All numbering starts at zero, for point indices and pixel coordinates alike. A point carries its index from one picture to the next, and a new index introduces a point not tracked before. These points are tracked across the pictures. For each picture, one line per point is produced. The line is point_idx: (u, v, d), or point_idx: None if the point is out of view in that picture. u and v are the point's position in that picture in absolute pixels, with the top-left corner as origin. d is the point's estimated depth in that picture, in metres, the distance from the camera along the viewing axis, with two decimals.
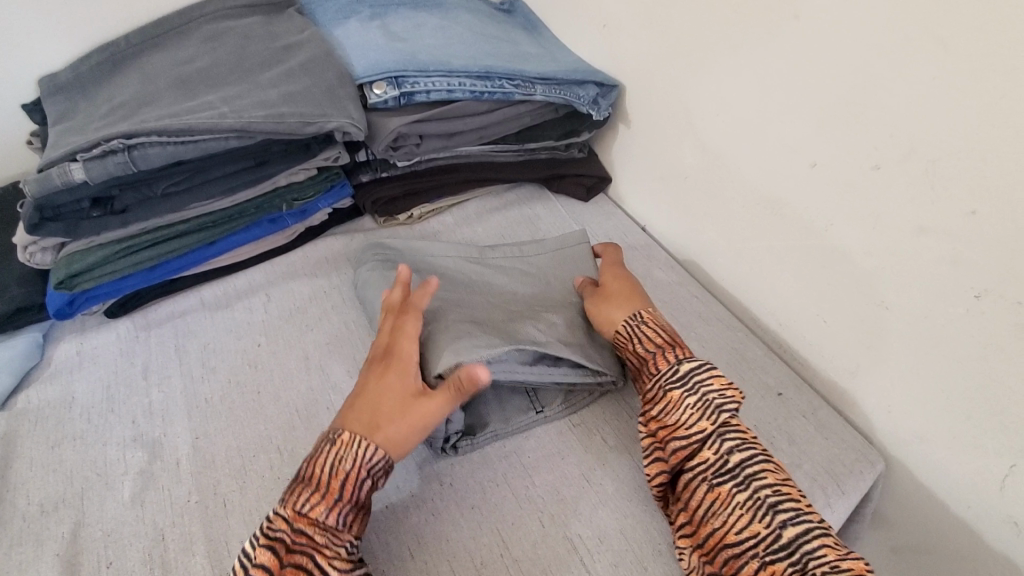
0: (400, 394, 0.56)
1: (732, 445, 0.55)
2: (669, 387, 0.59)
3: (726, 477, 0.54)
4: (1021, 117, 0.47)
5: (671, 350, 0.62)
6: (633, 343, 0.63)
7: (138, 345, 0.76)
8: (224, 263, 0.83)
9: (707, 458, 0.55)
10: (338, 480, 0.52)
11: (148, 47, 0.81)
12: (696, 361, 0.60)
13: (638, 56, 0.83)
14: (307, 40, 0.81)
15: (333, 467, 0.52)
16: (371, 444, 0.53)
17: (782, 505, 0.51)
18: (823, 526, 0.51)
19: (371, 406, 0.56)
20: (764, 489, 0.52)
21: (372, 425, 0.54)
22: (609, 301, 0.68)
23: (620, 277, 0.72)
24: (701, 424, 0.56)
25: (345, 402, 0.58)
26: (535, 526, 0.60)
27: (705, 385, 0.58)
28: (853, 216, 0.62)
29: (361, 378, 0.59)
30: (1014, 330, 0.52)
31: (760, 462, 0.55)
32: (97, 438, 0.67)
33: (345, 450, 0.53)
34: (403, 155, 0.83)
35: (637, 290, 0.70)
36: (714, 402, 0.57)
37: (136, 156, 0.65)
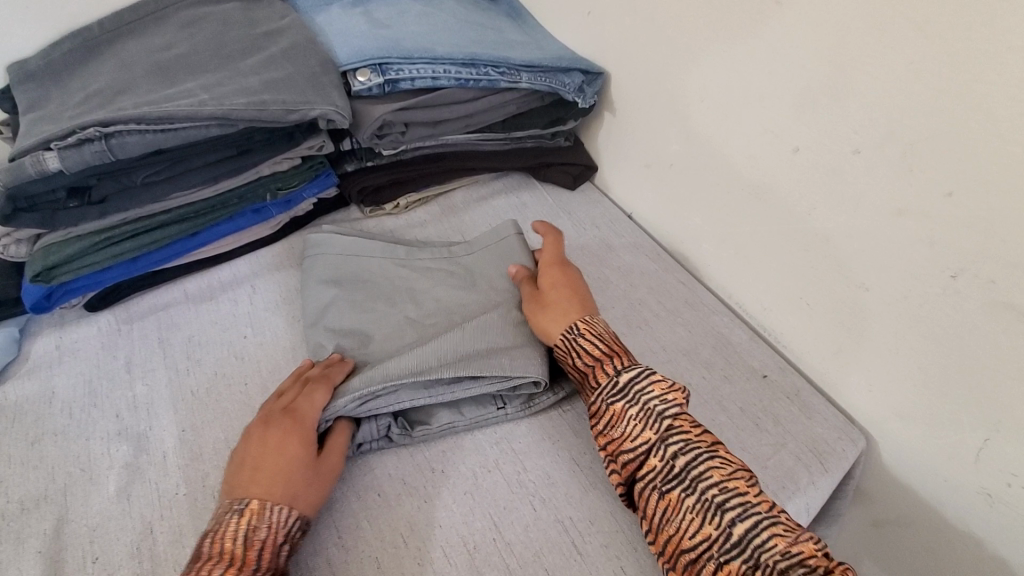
0: (308, 459, 0.56)
1: (676, 449, 0.55)
2: (610, 401, 0.59)
3: (674, 483, 0.54)
4: (995, 100, 0.49)
5: (610, 362, 0.61)
6: (572, 357, 0.63)
7: (120, 339, 0.74)
8: (207, 255, 0.82)
9: (654, 465, 0.55)
10: (254, 551, 0.49)
11: (123, 34, 0.79)
12: (634, 370, 0.60)
13: (622, 43, 0.83)
14: (288, 27, 0.80)
15: (246, 539, 0.50)
16: (283, 511, 0.52)
17: (729, 503, 0.51)
18: (772, 516, 0.51)
19: (274, 471, 0.54)
20: (710, 489, 0.52)
21: (280, 491, 0.53)
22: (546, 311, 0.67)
23: (556, 280, 0.70)
24: (645, 434, 0.56)
25: (238, 468, 0.55)
26: (527, 510, 0.61)
27: (645, 394, 0.58)
28: (834, 200, 0.63)
29: (254, 441, 0.56)
30: (988, 308, 0.54)
31: (706, 461, 0.54)
32: (79, 433, 0.65)
33: (256, 519, 0.51)
34: (388, 143, 0.82)
35: (575, 294, 0.69)
36: (656, 409, 0.57)
37: (114, 144, 0.64)
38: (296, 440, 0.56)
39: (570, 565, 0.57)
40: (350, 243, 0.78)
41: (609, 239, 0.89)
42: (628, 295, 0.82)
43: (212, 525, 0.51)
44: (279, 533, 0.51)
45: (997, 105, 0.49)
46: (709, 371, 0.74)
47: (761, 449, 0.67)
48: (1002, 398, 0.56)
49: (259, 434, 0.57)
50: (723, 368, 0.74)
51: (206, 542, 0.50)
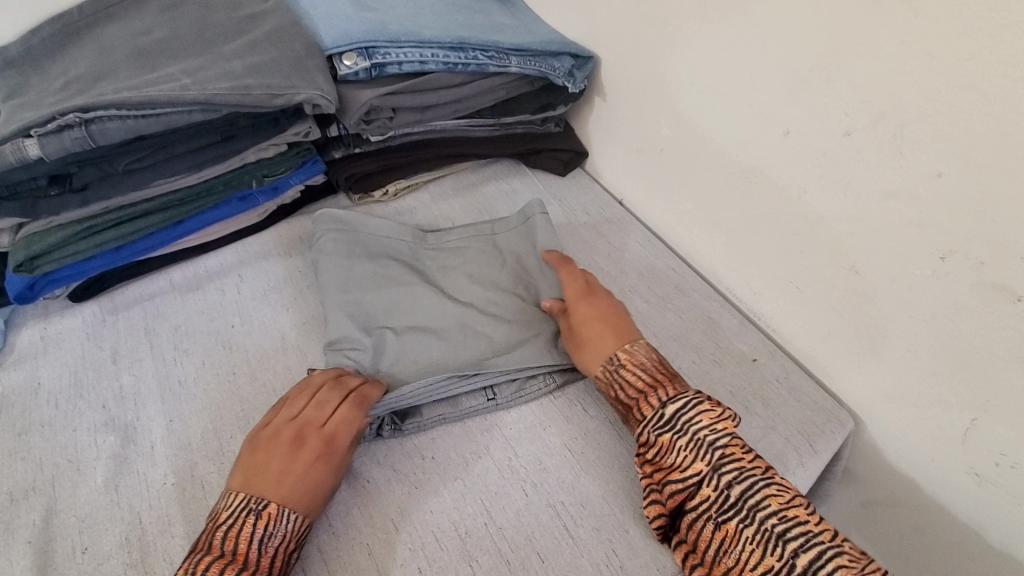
0: (331, 474, 0.56)
1: (731, 478, 0.54)
2: (658, 433, 0.58)
3: (730, 513, 0.53)
4: (986, 78, 0.48)
5: (654, 393, 0.60)
6: (615, 390, 0.62)
7: (105, 329, 0.73)
8: (192, 244, 0.81)
9: (708, 495, 0.54)
10: (267, 557, 0.50)
11: (102, 18, 0.77)
12: (680, 401, 0.58)
13: (613, 26, 0.82)
14: (272, 10, 0.78)
15: (260, 545, 0.50)
16: (302, 522, 0.53)
17: (791, 533, 0.51)
18: (835, 545, 0.50)
19: (292, 478, 0.54)
20: (770, 518, 0.51)
21: (300, 504, 0.53)
22: (581, 349, 0.66)
23: (588, 306, 0.68)
24: (696, 466, 0.55)
25: (257, 467, 0.55)
26: (519, 495, 0.61)
27: (694, 424, 0.57)
28: (825, 182, 0.63)
29: (279, 443, 0.56)
30: (977, 289, 0.54)
31: (762, 489, 0.53)
32: (66, 424, 0.65)
33: (272, 524, 0.51)
34: (375, 129, 0.81)
35: (611, 322, 0.67)
36: (706, 440, 0.56)
37: (94, 130, 0.62)
38: (320, 450, 0.56)
39: (562, 548, 0.57)
40: (368, 220, 0.77)
41: (599, 224, 0.89)
42: (619, 280, 0.82)
43: (227, 520, 0.51)
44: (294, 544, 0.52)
45: (989, 84, 0.48)
46: (700, 356, 0.74)
47: (751, 431, 0.67)
48: (990, 379, 0.56)
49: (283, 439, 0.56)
50: (713, 353, 0.74)
51: (221, 535, 0.50)
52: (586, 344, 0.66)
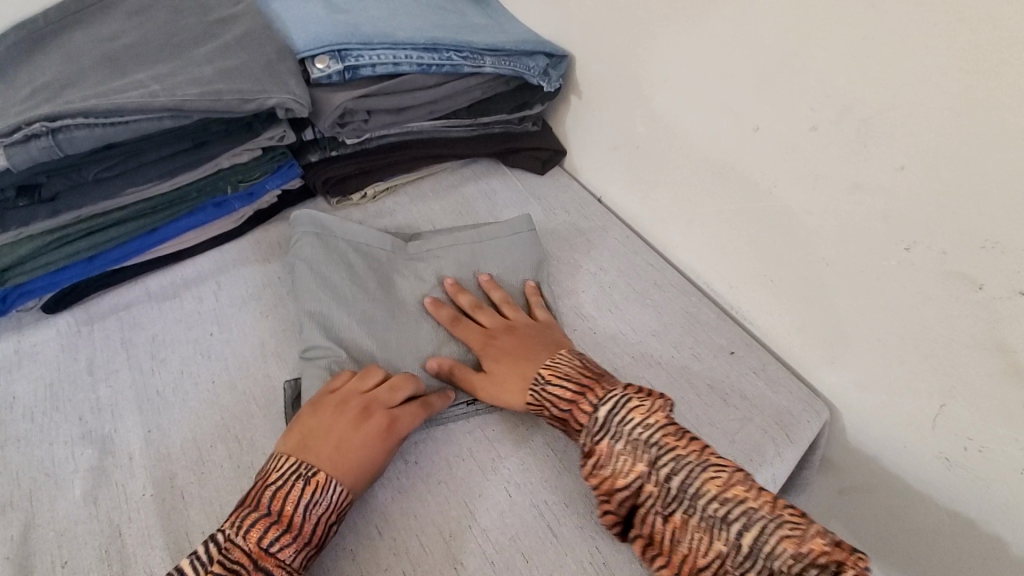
0: (382, 458, 0.59)
1: (667, 471, 0.54)
2: (594, 440, 0.57)
3: (674, 505, 0.53)
4: (943, 73, 0.50)
5: (585, 399, 0.60)
6: (546, 406, 0.62)
7: (80, 340, 0.72)
8: (168, 252, 0.80)
9: (651, 492, 0.54)
10: (310, 523, 0.53)
11: (69, 25, 0.76)
12: (609, 401, 0.58)
13: (585, 24, 0.83)
14: (242, 13, 0.78)
15: (305, 511, 0.53)
16: (348, 498, 0.55)
17: (732, 515, 0.51)
18: (776, 517, 0.50)
19: (344, 453, 0.57)
20: (709, 504, 0.52)
21: (347, 479, 0.56)
22: (503, 383, 0.65)
23: (500, 337, 0.69)
24: (635, 468, 0.55)
25: (318, 432, 0.58)
26: (503, 497, 0.61)
27: (626, 423, 0.57)
28: (795, 177, 0.64)
29: (342, 415, 0.59)
30: (941, 278, 0.56)
31: (699, 475, 0.53)
32: (42, 437, 0.64)
33: (317, 494, 0.54)
34: (351, 132, 0.80)
35: (525, 346, 0.67)
36: (641, 437, 0.56)
37: (61, 139, 0.61)
38: (378, 434, 0.58)
39: (546, 547, 0.58)
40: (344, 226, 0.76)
41: (578, 222, 0.89)
42: (597, 278, 0.82)
43: (275, 483, 0.54)
44: (336, 518, 0.54)
45: (947, 80, 0.50)
46: (679, 350, 0.75)
47: (729, 424, 0.68)
48: (956, 366, 0.58)
49: (349, 412, 0.59)
50: (691, 347, 0.75)
51: (269, 495, 0.53)
52: (505, 375, 0.65)
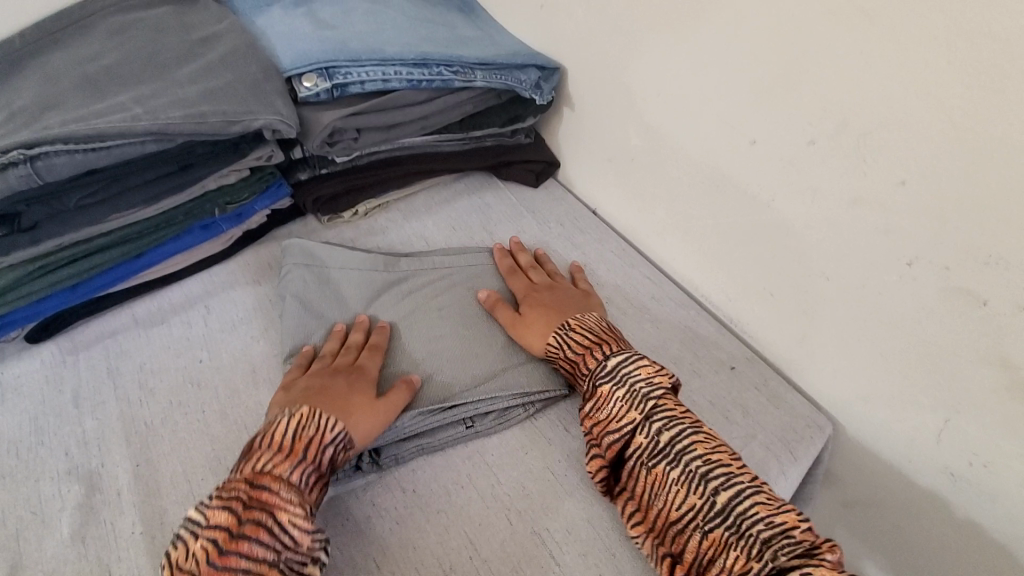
0: (370, 399, 0.61)
1: (660, 425, 0.58)
2: (598, 384, 0.62)
3: (660, 458, 0.57)
4: (942, 87, 0.49)
5: (598, 348, 0.65)
6: (564, 349, 0.66)
7: (65, 371, 0.70)
8: (155, 277, 0.78)
9: (640, 443, 0.58)
10: (303, 443, 0.54)
11: (47, 45, 0.74)
12: (622, 356, 0.63)
13: (577, 36, 0.82)
14: (226, 31, 0.76)
15: (295, 434, 0.55)
16: (340, 429, 0.56)
17: (712, 474, 0.54)
18: (754, 485, 0.54)
19: (322, 394, 0.60)
20: (694, 461, 0.55)
21: (333, 411, 0.58)
22: (528, 327, 0.70)
23: (535, 292, 0.74)
24: (630, 415, 0.59)
25: (294, 389, 0.61)
26: (504, 525, 0.60)
27: (631, 376, 0.61)
28: (794, 191, 0.63)
29: (314, 373, 0.63)
30: (944, 294, 0.55)
31: (690, 435, 0.57)
32: (27, 474, 0.62)
33: (306, 421, 0.56)
34: (341, 150, 0.78)
35: (557, 302, 0.72)
36: (642, 391, 0.60)
37: (40, 167, 0.59)
38: (355, 379, 0.62)
39: None
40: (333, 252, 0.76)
41: (574, 236, 0.88)
42: (594, 292, 0.81)
43: (263, 428, 0.56)
44: (332, 447, 0.56)
45: (947, 94, 0.49)
46: (679, 367, 0.74)
47: (732, 441, 0.67)
48: (958, 381, 0.57)
49: (321, 372, 0.63)
50: (691, 363, 0.74)
51: (258, 438, 0.55)
52: (533, 320, 0.70)
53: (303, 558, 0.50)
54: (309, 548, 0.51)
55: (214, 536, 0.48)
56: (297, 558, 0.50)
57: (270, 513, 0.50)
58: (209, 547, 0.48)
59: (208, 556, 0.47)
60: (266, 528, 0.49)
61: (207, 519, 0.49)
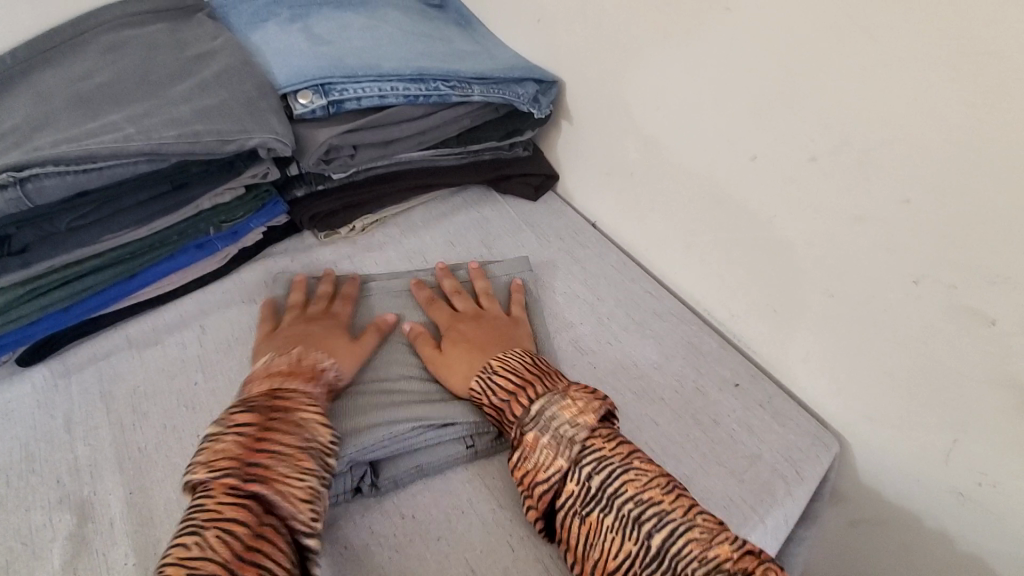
0: (348, 341, 0.68)
1: (590, 469, 0.55)
2: (523, 432, 0.58)
3: (592, 505, 0.54)
4: (947, 106, 0.48)
5: (523, 393, 0.61)
6: (487, 395, 0.62)
7: (57, 395, 0.69)
8: (149, 297, 0.76)
9: (571, 491, 0.55)
10: (308, 372, 0.61)
11: (37, 64, 0.73)
12: (545, 399, 0.60)
13: (575, 50, 0.81)
14: (220, 48, 0.75)
15: (298, 368, 0.61)
16: (331, 361, 0.63)
17: (645, 516, 0.53)
18: (687, 521, 0.53)
19: (309, 340, 0.66)
20: (626, 504, 0.53)
21: (326, 353, 0.65)
22: (452, 369, 0.67)
23: (462, 325, 0.71)
24: (557, 463, 0.56)
25: (280, 340, 0.67)
26: (505, 551, 0.59)
27: (556, 420, 0.58)
28: (797, 207, 0.62)
29: (296, 325, 0.69)
30: (953, 313, 0.54)
31: (619, 476, 0.55)
32: (17, 503, 0.60)
33: (305, 360, 0.62)
34: (337, 167, 0.77)
35: (482, 339, 0.69)
36: (567, 435, 0.57)
37: (30, 189, 0.58)
38: (335, 326, 0.69)
39: None
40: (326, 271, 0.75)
41: (574, 250, 0.87)
42: (595, 308, 0.80)
43: (263, 368, 0.61)
44: (329, 373, 0.62)
45: (953, 112, 0.48)
46: (682, 384, 0.73)
47: (737, 462, 0.66)
48: (967, 400, 0.56)
49: (300, 322, 0.69)
50: (694, 381, 0.73)
51: (261, 375, 0.60)
52: (456, 361, 0.67)
53: (327, 452, 0.56)
54: (330, 442, 0.56)
55: (237, 443, 0.53)
56: (322, 452, 0.55)
57: (286, 419, 0.55)
58: (238, 447, 0.52)
59: (234, 457, 0.52)
60: (285, 431, 0.54)
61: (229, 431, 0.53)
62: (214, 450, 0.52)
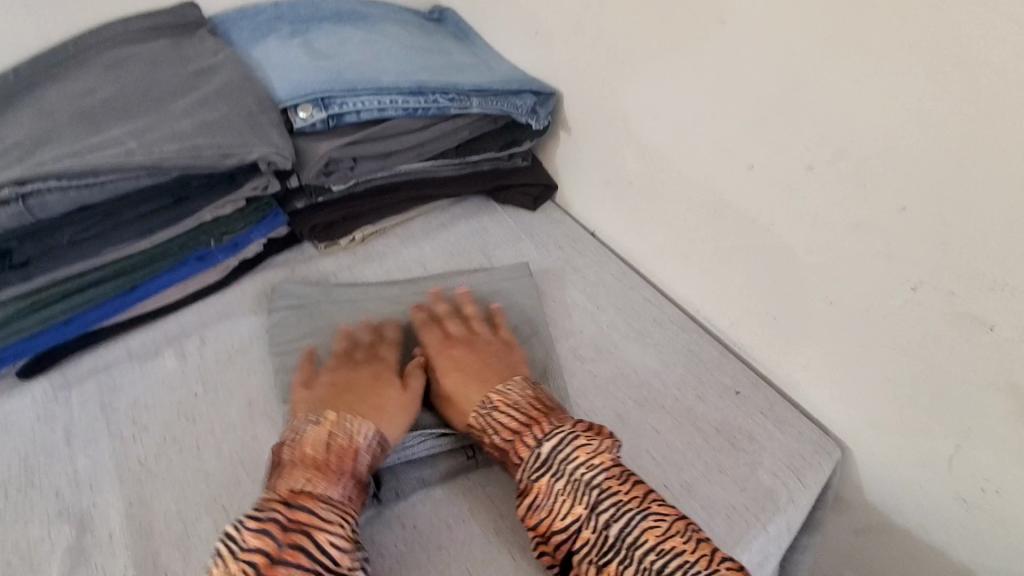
0: (396, 392, 0.64)
1: (607, 517, 0.53)
2: (534, 478, 0.56)
3: (610, 555, 0.52)
4: (941, 115, 0.48)
5: (529, 432, 0.58)
6: (488, 434, 0.61)
7: (57, 407, 0.69)
8: (149, 309, 0.77)
9: (588, 539, 0.53)
10: (332, 454, 0.55)
11: (41, 80, 0.74)
12: (554, 439, 0.57)
13: (573, 63, 0.82)
14: (222, 63, 0.76)
15: (326, 444, 0.56)
16: (374, 431, 0.58)
17: (668, 568, 0.50)
18: (711, 573, 0.49)
19: (363, 394, 0.62)
20: (647, 555, 0.51)
21: (374, 415, 0.60)
22: (453, 401, 0.65)
23: (459, 354, 0.68)
24: (573, 511, 0.54)
25: (324, 394, 0.62)
26: (506, 561, 0.59)
27: (569, 464, 0.56)
28: (794, 214, 0.63)
29: (338, 374, 0.65)
30: (951, 320, 0.54)
31: (639, 523, 0.52)
32: (15, 516, 0.60)
33: (334, 427, 0.57)
34: (337, 179, 0.78)
35: (481, 368, 0.66)
36: (582, 481, 0.55)
37: (32, 204, 0.58)
38: (386, 376, 0.65)
39: None
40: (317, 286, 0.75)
41: (573, 259, 0.88)
42: (595, 317, 0.80)
43: (294, 440, 0.56)
44: (365, 454, 0.57)
45: (945, 121, 0.48)
46: (683, 392, 0.73)
47: (738, 470, 0.66)
48: (969, 407, 0.56)
49: (345, 366, 0.66)
50: (695, 388, 0.73)
51: (287, 456, 0.56)
52: (456, 393, 0.65)
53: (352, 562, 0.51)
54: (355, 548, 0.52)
55: (255, 561, 0.48)
56: (343, 554, 0.50)
57: (308, 531, 0.50)
58: (257, 563, 0.48)
59: None
60: (305, 549, 0.49)
61: (244, 544, 0.48)
62: (229, 567, 0.48)
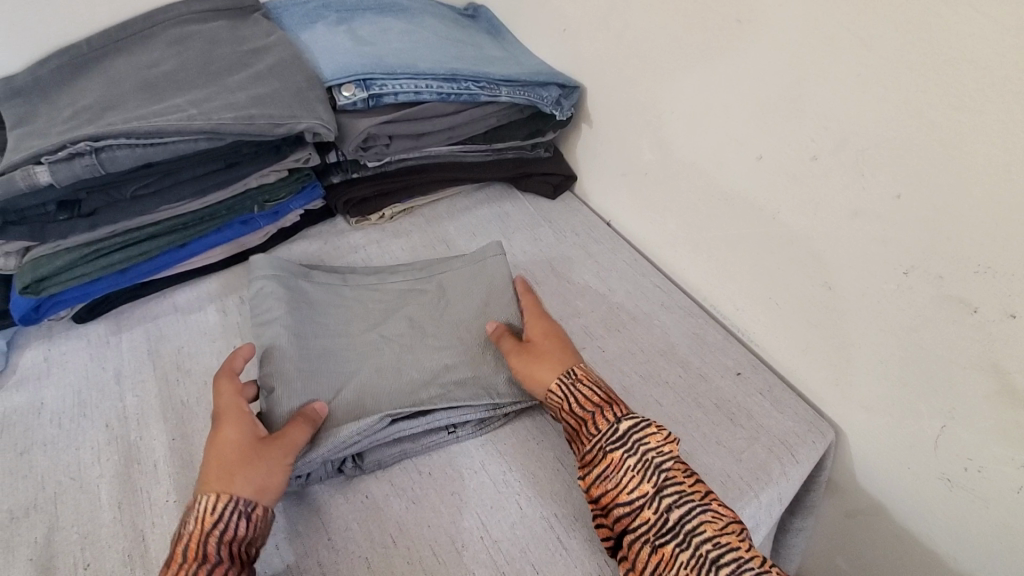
0: (249, 444, 0.57)
1: (671, 501, 0.56)
2: (608, 449, 0.59)
3: (669, 537, 0.55)
4: (934, 109, 0.53)
5: (609, 409, 0.62)
6: (569, 403, 0.63)
7: (108, 350, 0.75)
8: (194, 267, 0.83)
9: (648, 518, 0.56)
10: (184, 546, 0.51)
11: (111, 52, 0.81)
12: (633, 419, 0.61)
13: (596, 58, 0.87)
14: (274, 44, 0.83)
15: (179, 539, 0.52)
16: (225, 502, 0.53)
17: (723, 560, 0.52)
18: (763, 572, 0.52)
19: (212, 465, 0.56)
20: (704, 544, 0.53)
21: (220, 484, 0.54)
22: (535, 365, 0.67)
23: (541, 331, 0.71)
24: (641, 487, 0.57)
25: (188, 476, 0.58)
26: (514, 508, 0.63)
27: (643, 444, 0.59)
28: (798, 206, 0.67)
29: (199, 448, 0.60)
30: (940, 303, 0.58)
31: (699, 514, 0.55)
32: (68, 443, 0.66)
33: (185, 517, 0.53)
34: (373, 155, 0.84)
35: (567, 345, 0.70)
36: (654, 462, 0.58)
37: (104, 158, 0.65)
38: (232, 429, 0.58)
39: (556, 560, 0.60)
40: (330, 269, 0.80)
41: (588, 245, 0.93)
42: (606, 298, 0.85)
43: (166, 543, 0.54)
44: (222, 527, 0.52)
45: (936, 114, 0.53)
46: (686, 370, 0.77)
47: (735, 442, 0.70)
48: (954, 388, 0.60)
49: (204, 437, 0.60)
50: (698, 368, 0.77)
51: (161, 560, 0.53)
52: (540, 360, 0.67)
53: None
54: None
55: None
56: None
57: None
58: None
59: None
60: None
61: None
62: None
